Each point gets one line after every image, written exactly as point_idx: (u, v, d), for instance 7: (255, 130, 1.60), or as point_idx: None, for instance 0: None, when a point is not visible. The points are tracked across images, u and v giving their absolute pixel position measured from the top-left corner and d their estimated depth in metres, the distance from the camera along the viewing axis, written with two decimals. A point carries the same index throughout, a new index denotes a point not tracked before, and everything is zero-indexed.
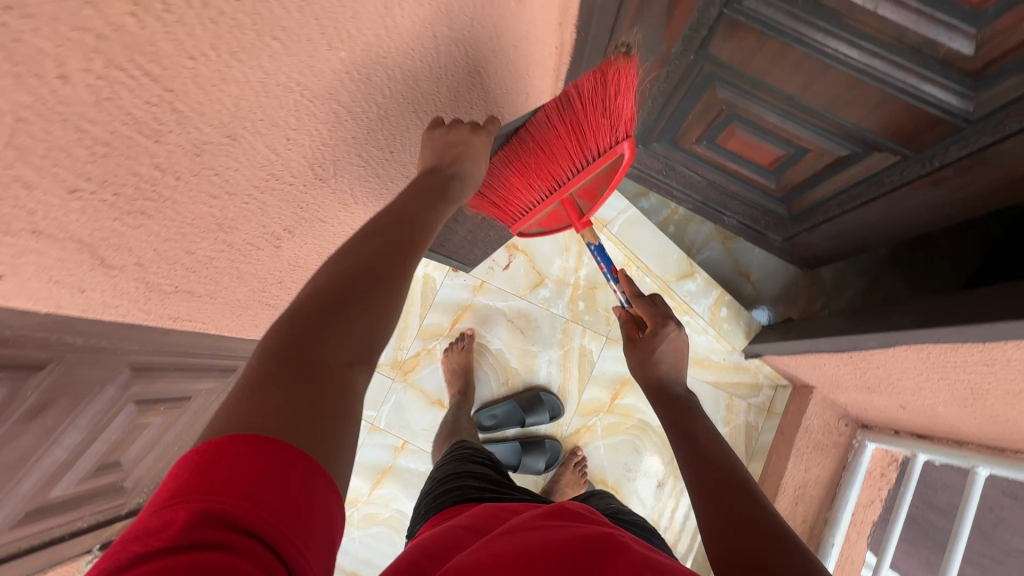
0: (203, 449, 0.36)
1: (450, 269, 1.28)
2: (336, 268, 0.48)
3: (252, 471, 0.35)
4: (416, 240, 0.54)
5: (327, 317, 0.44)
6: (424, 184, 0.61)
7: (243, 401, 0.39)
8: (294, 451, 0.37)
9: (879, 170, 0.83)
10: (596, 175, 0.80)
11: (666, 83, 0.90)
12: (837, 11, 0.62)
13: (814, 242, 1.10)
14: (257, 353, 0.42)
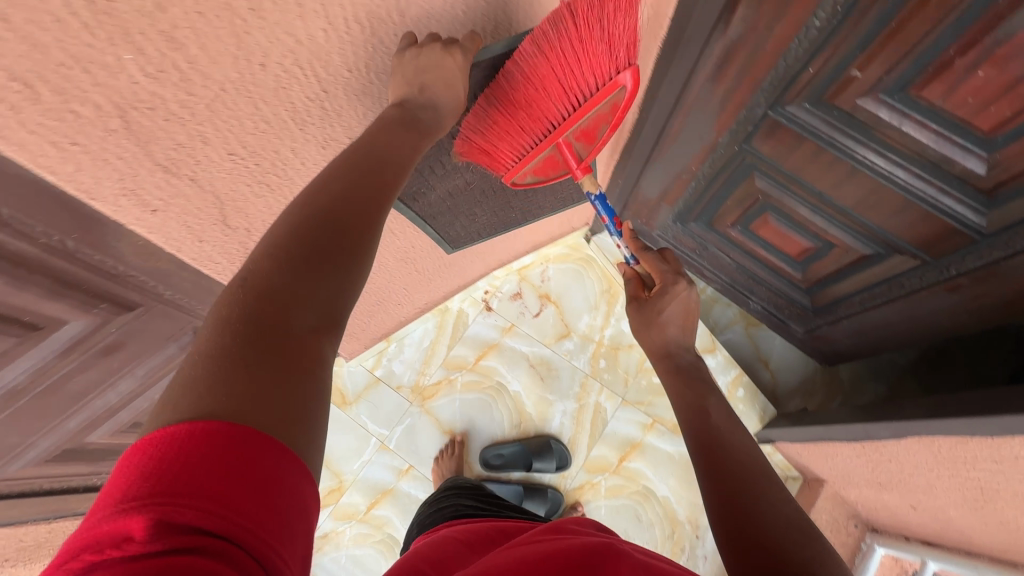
0: (149, 450, 0.33)
1: (484, 308, 1.35)
2: (284, 231, 0.46)
3: (210, 469, 0.33)
4: (377, 185, 0.52)
5: (281, 288, 0.43)
6: (394, 120, 0.58)
7: (195, 386, 0.37)
8: (250, 444, 0.35)
9: (900, 272, 0.89)
10: (594, 112, 0.72)
11: (710, 167, 1.01)
12: (868, 124, 0.72)
13: (835, 337, 1.15)
14: (203, 337, 0.40)
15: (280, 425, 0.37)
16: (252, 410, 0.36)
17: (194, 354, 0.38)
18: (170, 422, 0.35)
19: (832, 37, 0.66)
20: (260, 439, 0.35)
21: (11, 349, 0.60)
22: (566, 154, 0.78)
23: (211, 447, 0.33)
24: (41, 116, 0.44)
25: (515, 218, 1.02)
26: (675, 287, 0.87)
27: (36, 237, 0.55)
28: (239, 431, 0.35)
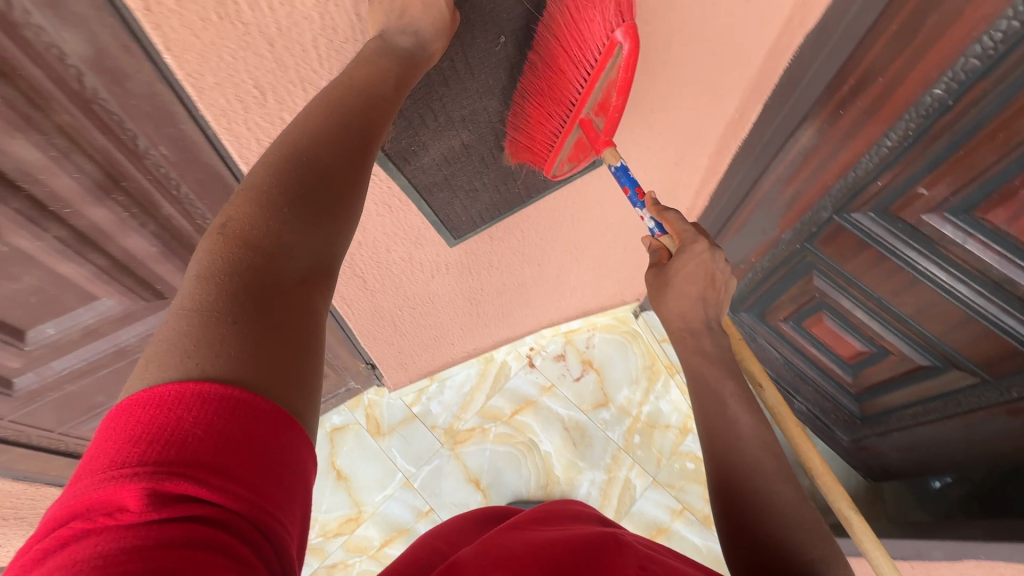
0: (136, 415, 0.31)
1: (527, 363, 1.39)
2: (263, 179, 0.43)
3: (205, 436, 0.31)
4: (365, 132, 0.50)
5: (269, 241, 0.40)
6: (376, 60, 0.54)
7: (183, 342, 0.34)
8: (245, 412, 0.33)
9: (957, 389, 0.88)
10: (608, 79, 0.62)
11: (770, 261, 1.06)
12: (931, 238, 0.74)
13: (883, 450, 1.11)
14: (185, 294, 0.37)
15: (274, 379, 0.36)
16: (247, 366, 0.35)
17: (176, 311, 0.36)
18: (158, 384, 0.32)
19: (901, 155, 0.72)
20: (255, 402, 0.33)
21: (136, 308, 0.71)
22: (594, 131, 0.69)
23: (206, 414, 0.32)
24: (261, 119, 0.57)
25: (522, 196, 0.83)
26: (694, 249, 0.66)
27: (195, 217, 0.64)
28: (233, 398, 0.33)
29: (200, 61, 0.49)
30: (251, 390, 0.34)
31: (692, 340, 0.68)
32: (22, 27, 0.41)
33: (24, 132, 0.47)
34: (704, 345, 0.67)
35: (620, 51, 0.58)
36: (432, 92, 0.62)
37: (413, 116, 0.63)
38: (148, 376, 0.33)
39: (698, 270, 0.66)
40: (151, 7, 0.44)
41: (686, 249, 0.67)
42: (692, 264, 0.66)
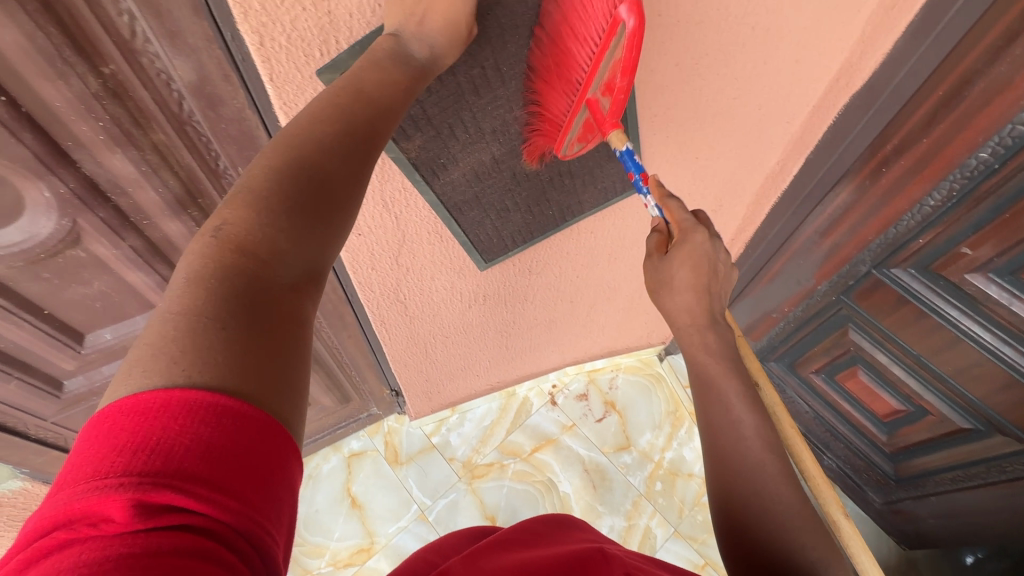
0: (119, 417, 0.27)
1: (548, 401, 1.37)
2: (262, 167, 0.37)
3: (195, 447, 0.26)
4: (376, 115, 0.44)
5: (265, 236, 0.35)
6: (383, 53, 0.47)
7: (166, 348, 0.29)
8: (238, 423, 0.28)
9: (1000, 454, 0.85)
10: (611, 59, 0.55)
11: (803, 311, 1.02)
12: (975, 298, 0.72)
13: (918, 515, 1.07)
14: (171, 297, 0.32)
15: (261, 390, 0.30)
16: (235, 375, 0.30)
17: (160, 316, 0.31)
18: (143, 391, 0.28)
19: (944, 215, 0.71)
20: (246, 413, 0.29)
21: None
22: (601, 111, 0.63)
23: (197, 422, 0.27)
24: None
25: (554, 218, 0.80)
26: (693, 239, 0.58)
27: None
28: (222, 406, 0.28)
29: (297, 92, 0.52)
30: (236, 396, 0.29)
31: (699, 338, 0.60)
32: (140, 54, 0.44)
33: (122, 147, 0.50)
34: (710, 343, 0.59)
35: (624, 31, 0.52)
36: (461, 100, 0.57)
37: (442, 125, 0.58)
38: (130, 383, 0.28)
39: (698, 264, 0.58)
40: (264, 42, 0.47)
41: (684, 240, 0.58)
42: (691, 257, 0.58)
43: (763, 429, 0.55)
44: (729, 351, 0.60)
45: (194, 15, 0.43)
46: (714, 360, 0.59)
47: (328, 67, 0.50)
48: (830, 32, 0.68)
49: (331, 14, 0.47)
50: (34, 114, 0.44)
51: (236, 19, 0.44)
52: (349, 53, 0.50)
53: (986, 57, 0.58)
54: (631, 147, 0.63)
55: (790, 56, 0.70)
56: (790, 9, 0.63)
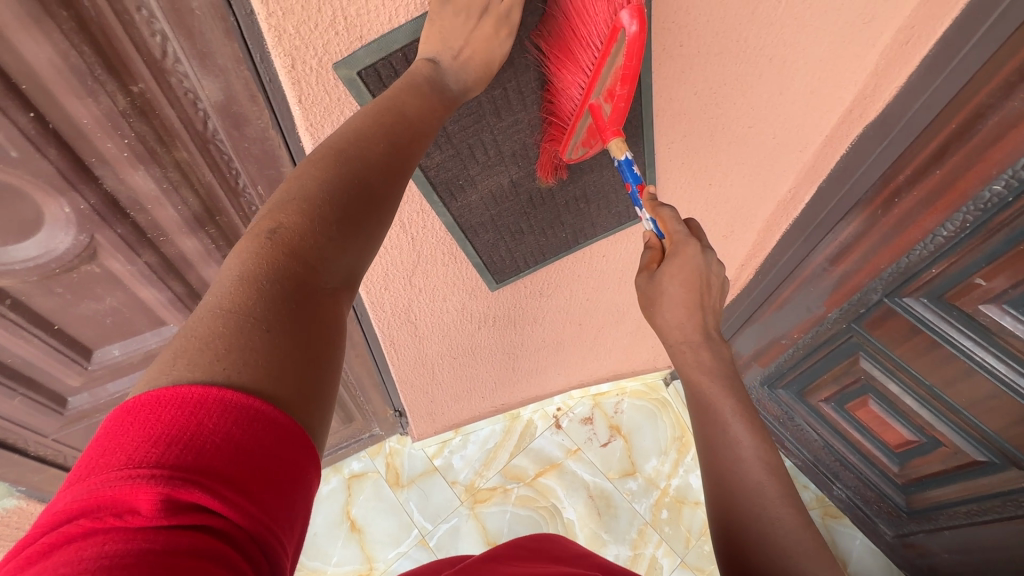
0: (155, 406, 0.26)
1: (553, 424, 1.36)
2: (313, 172, 0.37)
3: (229, 447, 0.26)
4: (416, 137, 0.44)
5: (314, 243, 0.35)
6: (421, 78, 0.47)
7: (212, 345, 0.29)
8: (273, 429, 0.28)
9: (1016, 488, 0.83)
10: (612, 65, 0.55)
11: (813, 337, 1.02)
12: (988, 329, 0.71)
13: (930, 548, 1.04)
14: (219, 294, 0.31)
15: (297, 396, 0.30)
16: (276, 379, 0.29)
17: (207, 313, 0.30)
18: (176, 386, 0.27)
19: (957, 246, 0.70)
20: (280, 420, 0.28)
21: None
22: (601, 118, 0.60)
23: (232, 422, 0.27)
24: None
25: (567, 242, 0.80)
26: (685, 253, 0.55)
27: None
28: (256, 410, 0.27)
29: (324, 114, 0.51)
30: (270, 402, 0.28)
31: (692, 355, 0.58)
32: (169, 74, 0.45)
33: (145, 165, 0.50)
34: (704, 359, 0.57)
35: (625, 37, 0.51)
36: (482, 122, 0.57)
37: (462, 145, 0.57)
38: (171, 376, 0.28)
39: (690, 280, 0.56)
40: (296, 65, 0.46)
41: (674, 252, 0.56)
42: (681, 272, 0.56)
43: (762, 449, 0.52)
44: (724, 366, 0.58)
45: (226, 37, 0.43)
46: (709, 380, 0.56)
47: (344, 61, 0.47)
48: (844, 65, 0.69)
49: (362, 37, 0.46)
50: (61, 130, 0.44)
51: (269, 43, 0.44)
52: (366, 49, 0.47)
53: (999, 92, 0.59)
54: (630, 157, 0.60)
55: (804, 87, 0.71)
56: (806, 42, 0.64)
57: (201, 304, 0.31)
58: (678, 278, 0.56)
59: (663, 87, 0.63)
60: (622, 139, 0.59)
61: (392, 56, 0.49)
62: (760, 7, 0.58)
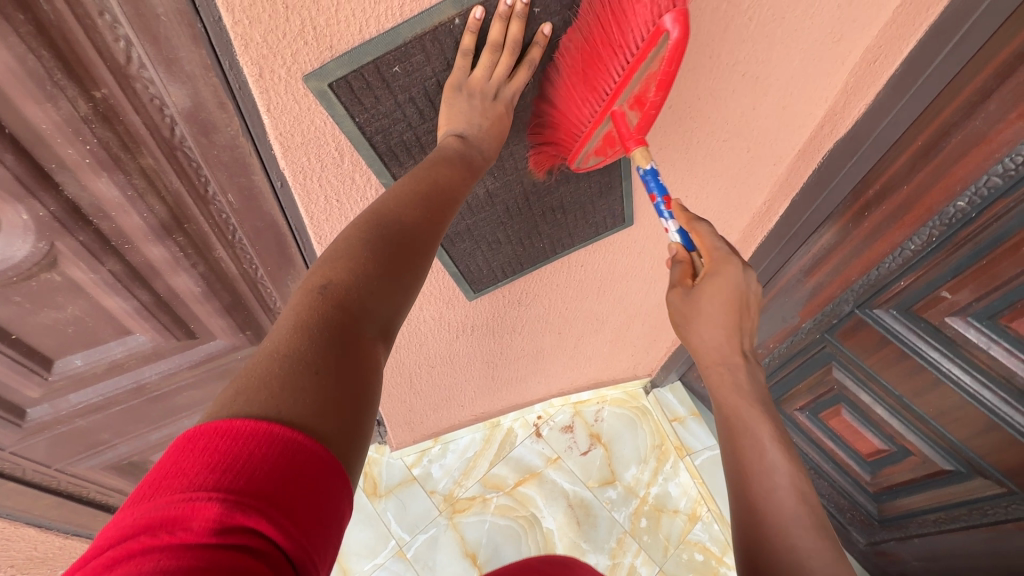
0: (216, 432, 0.27)
1: (533, 433, 1.34)
2: (359, 236, 0.41)
3: (278, 476, 0.26)
4: (449, 206, 0.48)
5: (359, 295, 0.37)
6: (452, 152, 0.51)
7: (268, 382, 0.30)
8: (322, 465, 0.28)
9: (981, 497, 0.84)
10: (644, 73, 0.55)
11: (787, 347, 1.03)
12: (954, 341, 0.73)
13: (902, 556, 1.06)
14: (274, 340, 0.33)
15: (339, 438, 0.30)
16: (321, 417, 0.30)
17: (264, 356, 0.32)
18: (238, 418, 0.27)
19: (924, 259, 0.72)
20: (327, 459, 0.28)
21: (165, 346, 0.70)
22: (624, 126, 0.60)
23: (282, 453, 0.27)
24: (333, 176, 0.57)
25: (545, 251, 0.80)
26: (725, 272, 0.57)
27: (242, 261, 0.65)
28: (301, 443, 0.28)
29: (294, 123, 0.50)
30: (314, 438, 0.29)
31: (730, 375, 0.58)
32: (134, 79, 0.44)
33: (108, 172, 0.49)
34: (742, 380, 0.58)
35: (667, 41, 0.50)
36: None
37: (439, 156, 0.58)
38: (229, 411, 0.29)
39: (728, 300, 0.57)
40: (263, 73, 0.45)
41: (717, 271, 0.58)
42: (721, 291, 0.57)
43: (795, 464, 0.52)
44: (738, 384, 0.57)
45: (193, 44, 0.43)
46: None
47: (316, 74, 0.46)
48: (814, 82, 0.71)
49: (331, 47, 0.45)
50: (18, 136, 0.43)
51: (236, 51, 0.43)
52: (337, 61, 0.46)
53: (962, 111, 0.61)
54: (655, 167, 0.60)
55: (776, 103, 0.72)
56: (776, 60, 0.65)
57: (256, 351, 0.33)
58: (719, 296, 0.57)
59: None
60: (648, 149, 0.60)
61: (364, 68, 0.47)
62: (733, 25, 0.59)
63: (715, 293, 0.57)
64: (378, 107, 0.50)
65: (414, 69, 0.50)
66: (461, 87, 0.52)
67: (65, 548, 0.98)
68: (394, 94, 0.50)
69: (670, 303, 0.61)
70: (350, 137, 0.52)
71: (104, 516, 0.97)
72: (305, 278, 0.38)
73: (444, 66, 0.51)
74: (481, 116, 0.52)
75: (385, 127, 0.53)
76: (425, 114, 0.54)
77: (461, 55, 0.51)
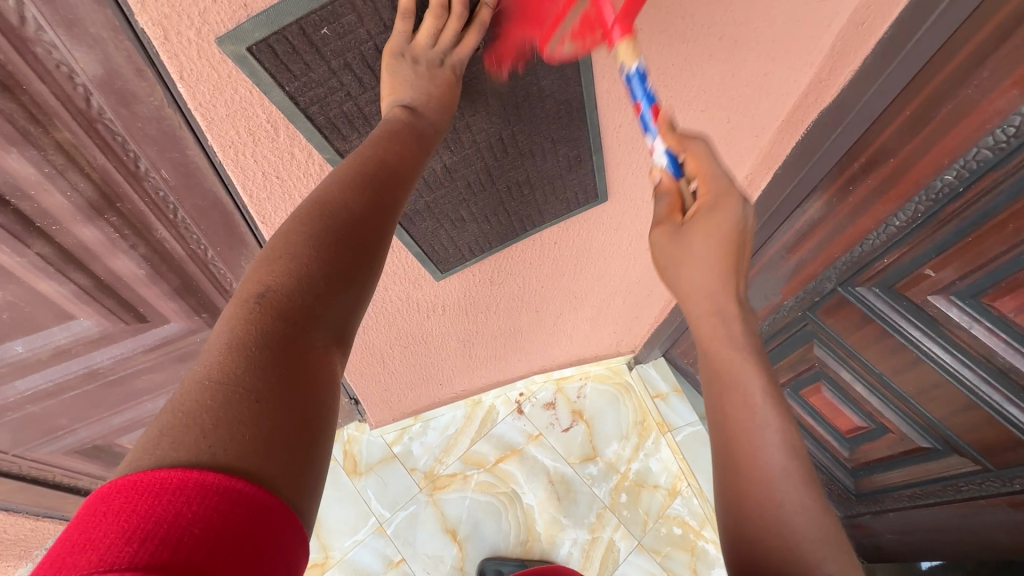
0: (133, 493, 0.24)
1: (515, 410, 1.33)
2: (299, 230, 0.37)
3: (209, 538, 0.23)
4: (399, 185, 0.44)
5: (302, 301, 0.34)
6: (402, 126, 0.47)
7: (198, 417, 0.27)
8: (265, 515, 0.25)
9: (957, 474, 0.83)
10: None
11: (770, 325, 1.00)
12: (936, 319, 0.70)
13: (876, 529, 1.07)
14: (207, 363, 0.30)
15: (288, 472, 0.28)
16: (266, 454, 0.27)
17: (194, 384, 0.29)
18: (162, 470, 0.25)
19: (909, 236, 0.68)
20: (273, 505, 0.26)
21: (113, 331, 0.67)
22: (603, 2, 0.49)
23: (215, 509, 0.24)
24: (269, 151, 0.54)
25: (515, 229, 0.78)
26: (721, 206, 0.49)
27: (188, 241, 0.61)
28: (240, 492, 0.25)
29: (214, 93, 0.47)
30: (258, 482, 0.26)
31: None
32: (33, 43, 0.39)
33: (19, 148, 0.44)
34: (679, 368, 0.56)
35: None
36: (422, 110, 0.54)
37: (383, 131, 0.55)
38: (155, 458, 0.26)
39: (726, 238, 0.49)
40: (169, 36, 0.42)
41: (715, 205, 0.49)
42: (720, 229, 0.49)
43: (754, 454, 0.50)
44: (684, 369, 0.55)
45: (93, 1, 0.38)
46: None
47: (230, 38, 0.42)
48: (798, 46, 0.66)
49: (247, 6, 0.41)
50: None
51: (134, 10, 0.40)
52: (254, 22, 0.42)
53: (953, 77, 0.56)
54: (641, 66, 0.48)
55: (759, 69, 0.67)
56: (757, 20, 0.61)
57: (188, 378, 0.30)
58: (714, 233, 0.49)
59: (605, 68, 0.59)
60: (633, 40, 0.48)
61: (286, 30, 0.43)
62: None
63: (710, 232, 0.49)
64: (310, 74, 0.47)
65: (346, 31, 0.45)
66: (403, 54, 0.49)
67: (36, 529, 1.00)
68: (326, 60, 0.46)
69: (654, 244, 0.53)
70: (282, 108, 0.49)
71: (74, 498, 0.96)
72: (240, 284, 0.35)
73: (380, 28, 0.47)
74: (429, 84, 0.48)
75: (321, 97, 0.49)
76: (365, 81, 0.50)
77: (400, 19, 0.47)
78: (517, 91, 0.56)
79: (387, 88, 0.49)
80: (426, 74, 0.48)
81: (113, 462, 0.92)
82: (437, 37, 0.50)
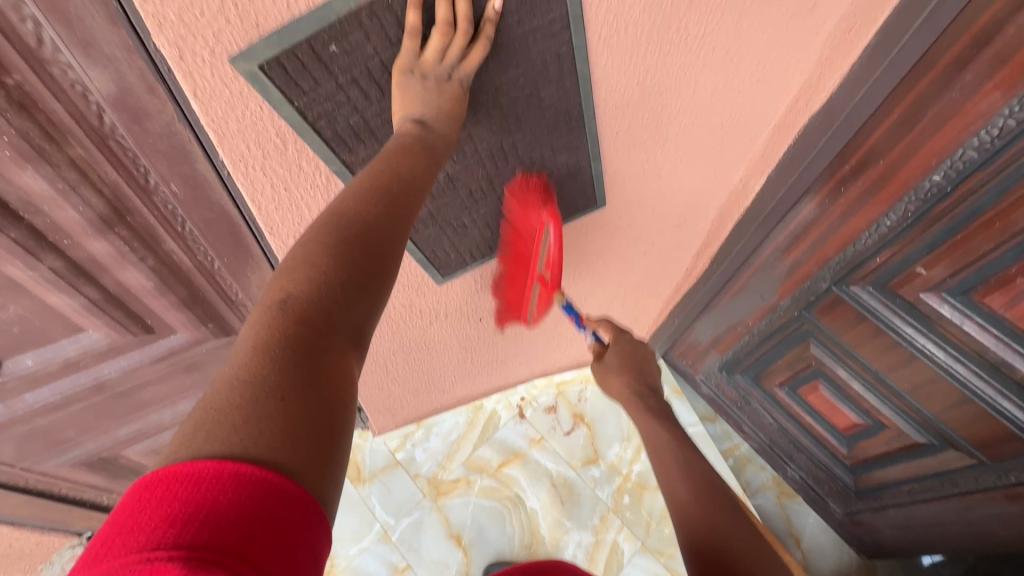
0: (173, 479, 0.25)
1: (517, 415, 1.34)
2: (317, 239, 0.38)
3: (246, 524, 0.24)
4: (412, 195, 0.46)
5: (322, 306, 0.35)
6: (411, 138, 0.48)
7: (228, 414, 0.29)
8: (294, 504, 0.27)
9: (954, 469, 0.85)
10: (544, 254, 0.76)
11: (766, 325, 1.01)
12: (929, 316, 0.72)
13: (877, 526, 1.08)
14: (234, 365, 0.31)
15: (311, 467, 0.29)
16: (291, 450, 0.28)
17: (223, 384, 0.30)
18: (199, 459, 0.26)
19: (900, 236, 0.70)
20: (300, 496, 0.27)
21: (121, 342, 0.68)
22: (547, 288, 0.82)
23: (250, 497, 0.25)
24: (277, 164, 0.55)
25: None
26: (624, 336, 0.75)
27: (196, 253, 0.62)
28: (271, 482, 0.26)
29: (226, 109, 0.48)
30: (284, 475, 0.27)
31: None
32: (49, 64, 0.40)
33: (34, 164, 0.45)
34: None
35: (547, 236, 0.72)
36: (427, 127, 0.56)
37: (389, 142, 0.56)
38: (189, 450, 0.27)
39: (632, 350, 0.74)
40: (184, 55, 0.43)
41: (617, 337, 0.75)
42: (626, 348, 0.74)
43: None
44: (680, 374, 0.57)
45: (110, 23, 0.40)
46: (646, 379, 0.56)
47: (242, 56, 0.44)
48: (787, 53, 0.68)
49: (258, 25, 0.43)
50: None
51: (150, 31, 0.41)
52: (265, 41, 0.43)
53: (938, 82, 0.58)
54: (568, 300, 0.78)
55: (750, 76, 0.69)
56: (746, 30, 0.63)
57: (215, 379, 0.31)
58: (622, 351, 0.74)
59: (602, 78, 0.60)
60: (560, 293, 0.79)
61: (297, 48, 0.44)
62: None
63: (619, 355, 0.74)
64: (318, 89, 0.48)
65: (353, 48, 0.47)
66: (412, 70, 0.49)
67: (41, 542, 1.00)
68: (333, 76, 0.48)
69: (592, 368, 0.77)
70: (291, 122, 0.50)
71: (80, 510, 0.97)
72: (262, 292, 0.36)
73: (387, 45, 0.48)
74: (438, 98, 0.50)
75: (329, 111, 0.50)
76: (371, 96, 0.51)
77: (408, 36, 0.48)
78: (517, 102, 0.58)
79: (398, 105, 0.50)
80: (435, 89, 0.49)
81: (119, 474, 0.93)
82: (445, 53, 0.50)
